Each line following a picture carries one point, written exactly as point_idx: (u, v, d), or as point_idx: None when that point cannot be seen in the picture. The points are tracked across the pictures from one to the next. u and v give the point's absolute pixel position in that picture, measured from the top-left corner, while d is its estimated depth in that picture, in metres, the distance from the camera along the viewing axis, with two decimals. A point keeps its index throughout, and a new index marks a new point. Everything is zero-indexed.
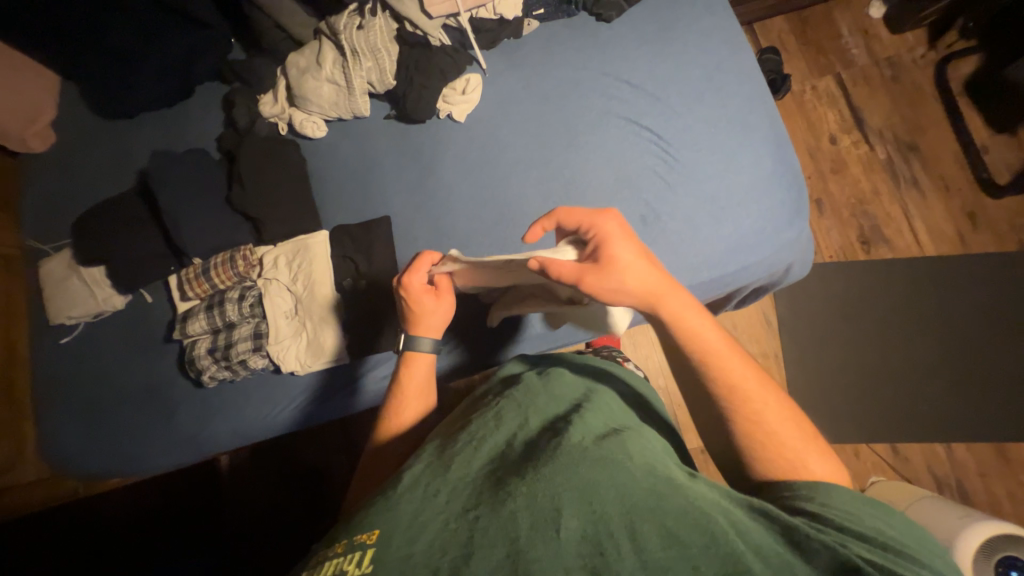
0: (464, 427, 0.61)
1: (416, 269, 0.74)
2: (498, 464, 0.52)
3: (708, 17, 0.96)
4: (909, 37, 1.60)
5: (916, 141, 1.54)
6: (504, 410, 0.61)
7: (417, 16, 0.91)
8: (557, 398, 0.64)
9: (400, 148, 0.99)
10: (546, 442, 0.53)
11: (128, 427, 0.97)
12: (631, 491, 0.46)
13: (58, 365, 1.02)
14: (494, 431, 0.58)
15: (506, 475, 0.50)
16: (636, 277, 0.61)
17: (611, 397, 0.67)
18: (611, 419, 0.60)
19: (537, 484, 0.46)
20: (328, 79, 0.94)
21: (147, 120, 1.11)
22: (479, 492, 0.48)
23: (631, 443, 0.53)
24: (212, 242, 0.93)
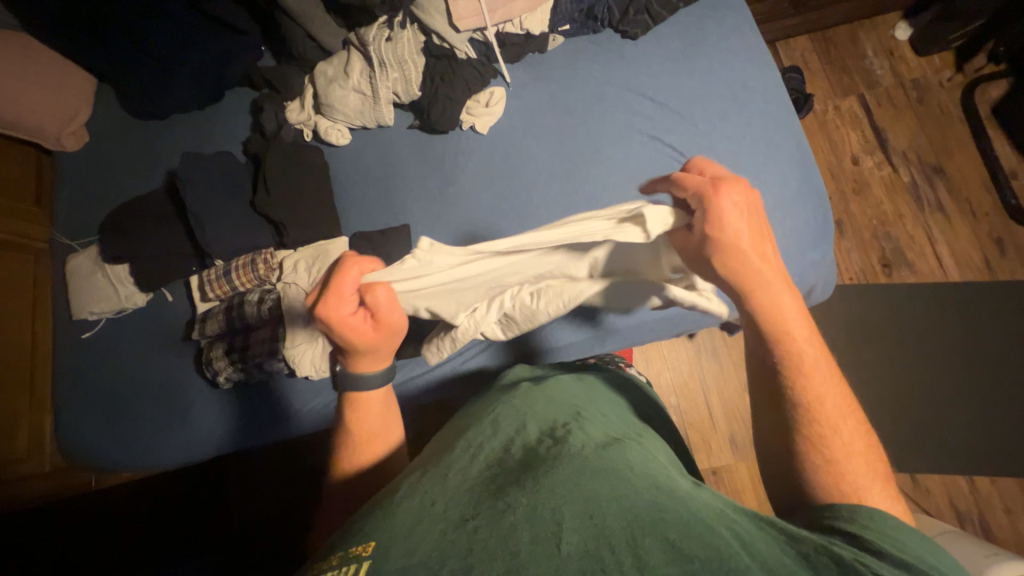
0: (464, 436, 0.62)
1: (343, 295, 0.58)
2: (495, 470, 0.53)
3: (734, 35, 0.96)
4: (935, 59, 1.59)
5: (941, 164, 1.52)
6: (501, 417, 0.62)
7: (445, 29, 0.92)
8: (556, 407, 0.65)
9: (422, 157, 1.00)
10: (548, 451, 0.53)
11: (141, 423, 0.98)
12: (633, 500, 0.45)
13: (78, 358, 1.03)
14: (491, 437, 0.59)
15: (504, 482, 0.49)
16: (749, 264, 0.54)
17: (609, 409, 0.67)
18: (608, 428, 0.61)
19: (538, 495, 0.46)
20: (355, 88, 0.96)
21: (177, 123, 1.14)
22: (477, 499, 0.47)
23: (631, 455, 0.53)
24: (235, 243, 0.94)
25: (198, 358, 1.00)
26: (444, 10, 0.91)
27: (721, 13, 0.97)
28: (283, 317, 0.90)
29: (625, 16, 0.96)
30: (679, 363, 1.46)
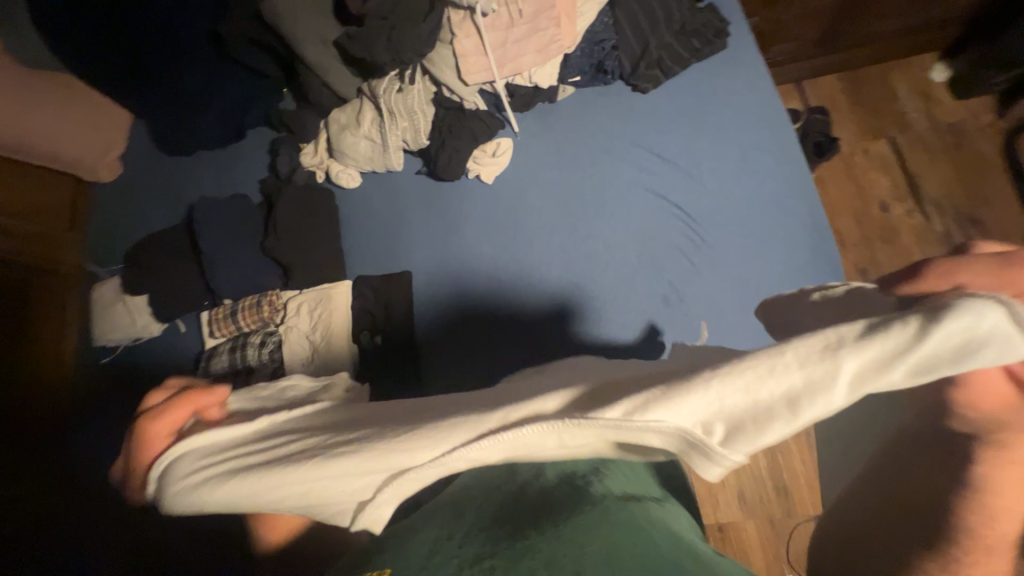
0: (490, 473, 0.60)
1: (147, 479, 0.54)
2: (512, 505, 0.51)
3: (748, 92, 0.93)
4: (975, 103, 1.51)
5: (980, 216, 1.43)
6: (520, 461, 0.61)
7: (454, 82, 0.93)
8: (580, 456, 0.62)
9: (426, 203, 1.01)
10: (567, 497, 0.52)
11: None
12: (651, 546, 0.43)
13: (93, 383, 1.08)
14: (507, 477, 0.57)
15: (527, 518, 0.48)
16: None
17: (630, 460, 0.66)
18: (632, 481, 0.59)
19: (557, 538, 0.44)
20: (366, 136, 0.99)
21: (202, 158, 1.19)
22: (494, 531, 0.46)
23: (654, 513, 0.51)
24: (242, 285, 0.97)
25: None
26: (452, 65, 0.92)
27: (736, 69, 0.95)
28: (283, 360, 0.92)
29: (636, 71, 0.94)
30: None
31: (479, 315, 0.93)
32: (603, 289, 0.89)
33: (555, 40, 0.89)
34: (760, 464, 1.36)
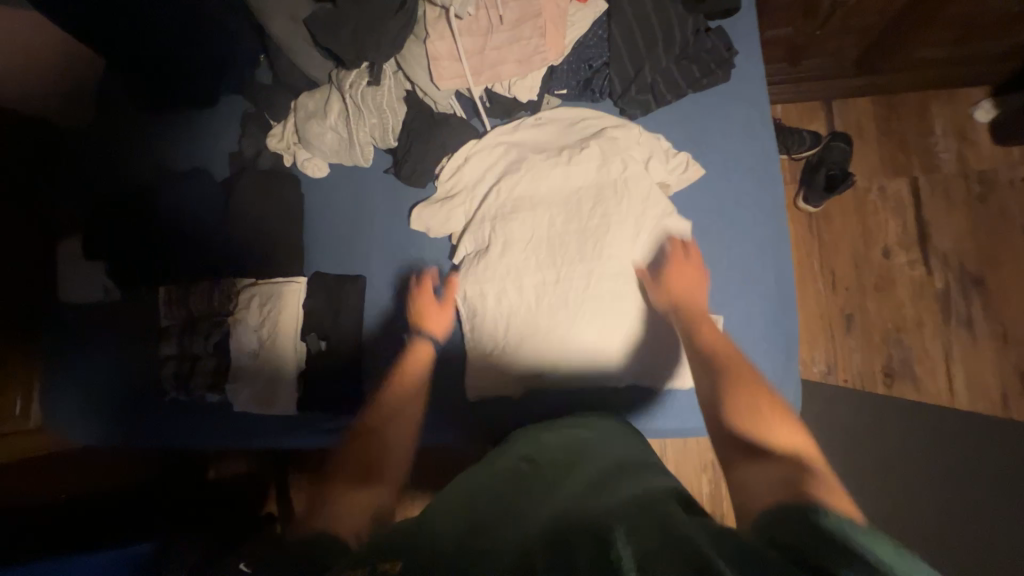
0: (480, 484, 0.60)
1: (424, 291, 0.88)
2: (515, 524, 0.50)
3: (740, 137, 0.86)
4: (1015, 152, 1.38)
5: (985, 276, 1.35)
6: (500, 470, 0.63)
7: (426, 84, 0.86)
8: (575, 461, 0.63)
9: (390, 206, 0.98)
10: (558, 500, 0.54)
11: (93, 417, 1.02)
12: (648, 541, 0.43)
13: (49, 340, 1.07)
14: (497, 487, 0.59)
15: (517, 537, 0.48)
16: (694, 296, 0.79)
17: (614, 439, 0.70)
18: (617, 462, 0.62)
19: (557, 535, 0.46)
20: (333, 128, 0.93)
21: (168, 120, 1.13)
22: (497, 558, 0.45)
23: (645, 490, 0.53)
24: (201, 266, 1.00)
25: (151, 371, 1.01)
26: (426, 65, 0.85)
27: (735, 108, 0.86)
28: (229, 351, 0.93)
29: (627, 93, 0.85)
30: None
31: None
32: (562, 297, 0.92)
33: (538, 51, 0.81)
34: (703, 492, 1.38)
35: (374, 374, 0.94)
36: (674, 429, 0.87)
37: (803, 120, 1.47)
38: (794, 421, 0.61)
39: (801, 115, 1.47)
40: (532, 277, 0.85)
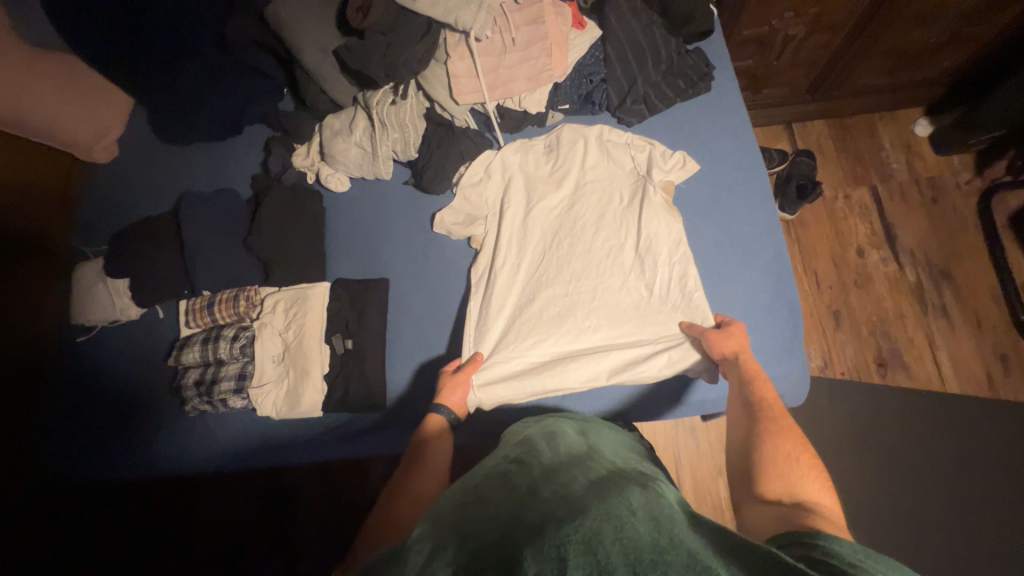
0: (474, 489, 0.61)
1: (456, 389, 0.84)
2: (509, 519, 0.53)
3: (726, 135, 0.97)
4: (955, 160, 1.56)
5: (950, 269, 1.48)
6: (495, 480, 0.63)
7: (445, 100, 0.97)
8: (566, 458, 0.66)
9: (411, 211, 1.04)
10: (550, 501, 0.54)
11: (101, 441, 1.00)
12: (634, 537, 0.46)
13: (67, 363, 1.06)
14: (495, 494, 0.59)
15: (511, 534, 0.50)
16: (746, 358, 0.80)
17: (615, 455, 0.70)
18: (609, 473, 0.62)
19: (542, 538, 0.47)
20: (357, 143, 1.01)
21: (194, 150, 1.20)
22: (485, 558, 0.47)
23: (635, 497, 0.53)
24: (223, 278, 1.02)
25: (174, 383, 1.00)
26: (445, 84, 0.95)
27: (719, 113, 0.98)
28: (254, 355, 0.93)
29: (623, 104, 0.97)
30: (656, 432, 1.43)
31: (446, 328, 0.96)
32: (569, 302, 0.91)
33: (546, 68, 0.92)
34: (723, 496, 1.36)
35: (398, 372, 0.94)
36: (694, 402, 0.89)
37: (770, 141, 1.64)
38: (826, 481, 0.65)
39: (767, 136, 1.65)
40: (554, 278, 0.92)
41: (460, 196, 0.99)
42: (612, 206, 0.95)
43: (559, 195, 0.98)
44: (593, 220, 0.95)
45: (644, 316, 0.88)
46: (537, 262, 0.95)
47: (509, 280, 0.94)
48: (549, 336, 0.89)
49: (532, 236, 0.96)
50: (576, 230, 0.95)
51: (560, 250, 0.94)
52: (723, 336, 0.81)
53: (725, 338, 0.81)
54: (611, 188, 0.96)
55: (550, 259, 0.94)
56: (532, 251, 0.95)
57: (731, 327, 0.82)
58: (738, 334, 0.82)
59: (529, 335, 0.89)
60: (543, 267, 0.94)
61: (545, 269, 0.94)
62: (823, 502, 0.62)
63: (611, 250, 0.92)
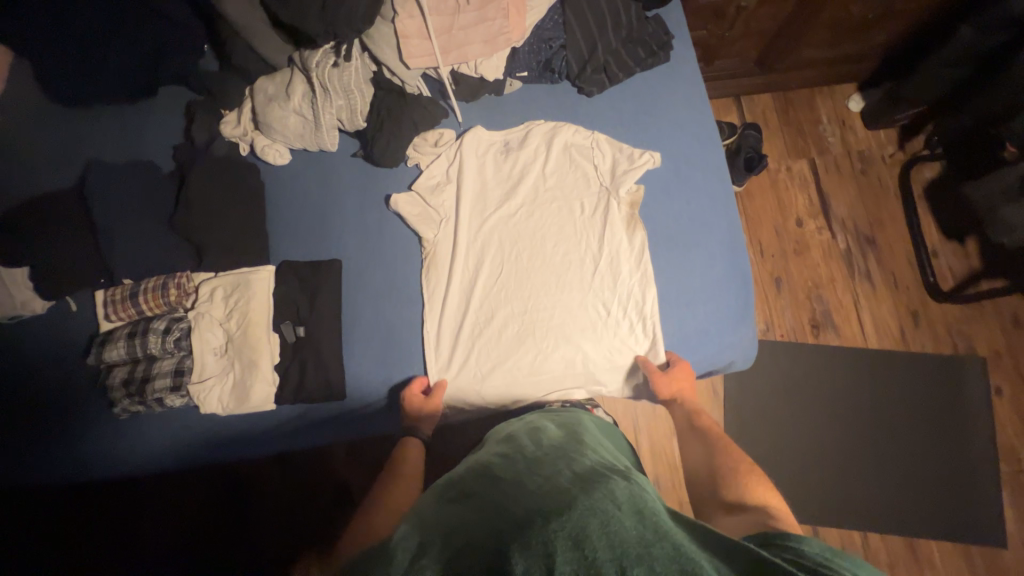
0: (459, 481, 0.61)
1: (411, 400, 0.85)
2: (497, 511, 0.52)
3: (684, 107, 0.97)
4: (882, 134, 1.68)
5: (874, 236, 1.61)
6: (482, 471, 0.62)
7: (394, 64, 0.89)
8: (547, 449, 0.67)
9: (361, 185, 0.97)
10: (538, 494, 0.54)
11: (12, 451, 0.88)
12: (620, 533, 0.46)
13: None
14: (480, 485, 0.59)
15: (499, 525, 0.49)
16: (684, 394, 0.86)
17: (599, 446, 0.71)
18: (595, 464, 0.62)
19: (528, 530, 0.47)
20: (296, 110, 0.91)
21: (96, 114, 1.03)
22: (473, 549, 0.47)
23: (620, 491, 0.53)
24: (146, 264, 0.90)
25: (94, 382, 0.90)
26: (394, 45, 0.87)
27: (677, 84, 0.98)
28: (192, 348, 0.85)
29: (583, 72, 0.94)
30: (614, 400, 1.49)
31: (405, 312, 0.91)
32: (530, 312, 0.90)
33: (502, 32, 0.87)
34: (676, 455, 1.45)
35: (356, 358, 0.89)
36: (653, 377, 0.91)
37: (720, 114, 1.68)
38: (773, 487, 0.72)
39: (718, 109, 1.69)
40: (514, 289, 0.91)
41: (416, 192, 0.94)
42: (575, 219, 0.93)
43: (518, 199, 0.94)
44: (554, 227, 0.93)
45: (606, 335, 0.89)
46: (496, 272, 0.92)
47: (469, 289, 0.91)
48: (510, 352, 0.88)
49: (490, 246, 0.93)
50: (536, 239, 0.92)
51: (519, 260, 0.92)
52: (669, 374, 0.85)
53: (671, 373, 0.85)
54: (574, 192, 0.94)
55: (509, 269, 0.92)
56: (492, 262, 0.92)
57: (676, 363, 0.86)
58: (683, 373, 0.86)
59: (490, 348, 0.89)
60: (502, 277, 0.91)
61: (505, 280, 0.91)
62: (772, 504, 0.68)
63: (573, 260, 0.91)
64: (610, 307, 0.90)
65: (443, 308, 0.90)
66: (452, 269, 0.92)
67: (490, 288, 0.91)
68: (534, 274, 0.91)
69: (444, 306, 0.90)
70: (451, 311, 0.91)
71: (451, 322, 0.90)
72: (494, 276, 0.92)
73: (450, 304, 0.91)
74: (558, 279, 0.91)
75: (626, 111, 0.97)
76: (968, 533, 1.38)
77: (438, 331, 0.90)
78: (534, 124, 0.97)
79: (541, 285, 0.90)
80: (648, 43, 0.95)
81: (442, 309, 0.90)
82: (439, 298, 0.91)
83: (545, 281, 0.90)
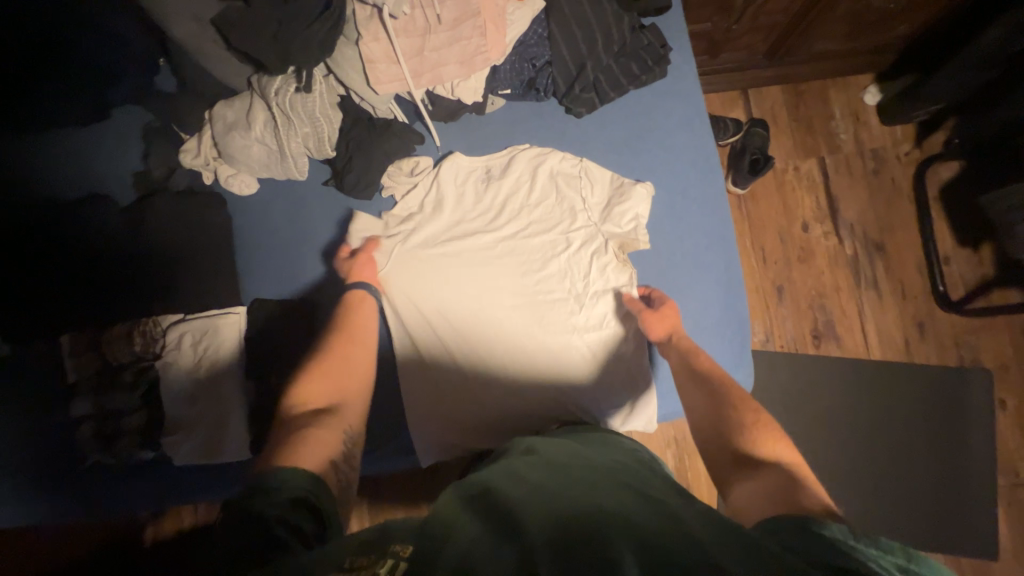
0: (478, 475, 0.58)
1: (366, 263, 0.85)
2: (513, 514, 0.47)
3: (681, 131, 0.89)
4: (898, 130, 1.57)
5: (883, 241, 1.54)
6: (502, 466, 0.59)
7: (363, 89, 0.81)
8: (576, 462, 0.60)
9: (334, 219, 0.91)
10: (560, 494, 0.51)
11: None
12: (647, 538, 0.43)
13: None
14: (502, 477, 0.56)
15: (519, 525, 0.46)
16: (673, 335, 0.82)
17: (621, 449, 0.67)
18: (617, 473, 0.58)
19: (552, 531, 0.44)
20: (259, 140, 0.84)
21: (45, 137, 0.95)
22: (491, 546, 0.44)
23: (643, 502, 0.50)
24: (108, 311, 0.86)
25: (55, 441, 0.84)
26: (360, 69, 0.79)
27: (673, 103, 0.90)
28: (162, 400, 0.82)
29: (571, 92, 0.86)
30: None
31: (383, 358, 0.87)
32: (517, 352, 0.85)
33: (480, 51, 0.78)
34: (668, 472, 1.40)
35: None
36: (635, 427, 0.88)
37: (725, 108, 1.56)
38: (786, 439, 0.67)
39: (723, 102, 1.57)
40: (501, 325, 0.85)
41: (389, 225, 0.89)
42: (561, 251, 0.87)
43: (502, 232, 0.88)
44: (539, 260, 0.87)
45: (596, 372, 0.85)
46: (482, 308, 0.86)
47: (452, 328, 0.85)
48: (495, 392, 0.83)
49: (473, 281, 0.86)
50: (522, 272, 0.87)
51: (505, 296, 0.86)
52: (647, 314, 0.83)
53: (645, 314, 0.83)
54: (561, 222, 0.88)
55: (493, 307, 0.86)
56: (475, 300, 0.86)
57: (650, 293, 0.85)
58: (661, 312, 0.83)
59: (475, 391, 0.84)
60: (487, 314, 0.85)
61: (489, 318, 0.85)
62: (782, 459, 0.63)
63: (561, 294, 0.86)
64: (599, 342, 0.86)
65: (425, 350, 0.85)
66: (434, 308, 0.86)
67: (474, 326, 0.85)
68: (519, 311, 0.86)
69: (426, 348, 0.85)
70: (434, 356, 0.85)
71: (435, 367, 0.85)
72: (478, 313, 0.86)
73: (432, 344, 0.85)
74: (546, 315, 0.86)
75: (616, 133, 0.89)
76: (961, 545, 1.38)
77: (420, 377, 0.84)
78: (516, 150, 0.90)
79: (527, 322, 0.85)
80: (642, 55, 0.86)
81: (423, 350, 0.85)
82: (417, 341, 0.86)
83: (532, 317, 0.86)
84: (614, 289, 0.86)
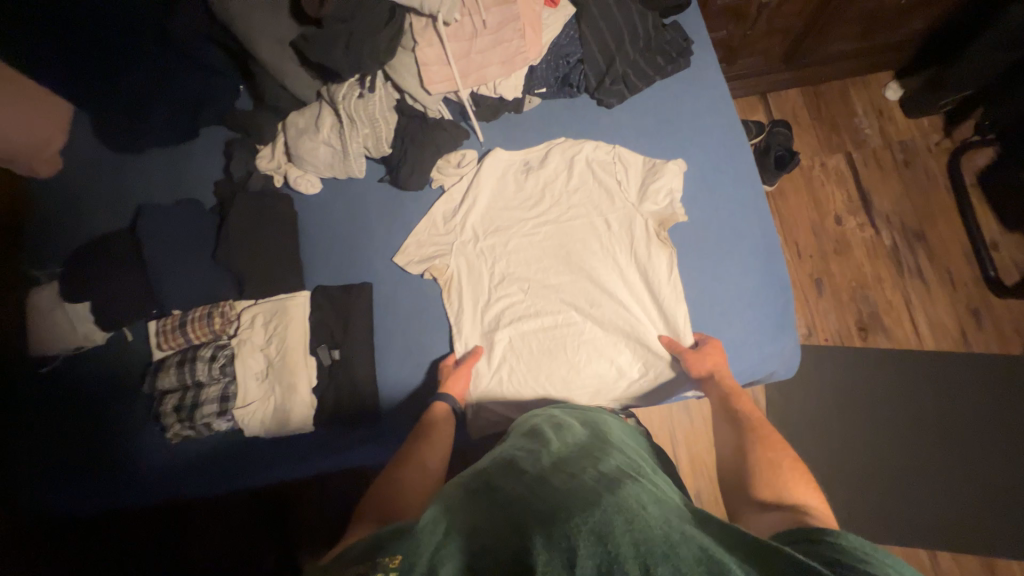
0: (483, 471, 0.59)
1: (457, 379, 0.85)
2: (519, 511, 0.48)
3: (708, 114, 0.95)
4: (925, 122, 1.59)
5: (924, 230, 1.51)
6: (506, 460, 0.60)
7: (416, 91, 0.92)
8: (575, 450, 0.61)
9: (388, 211, 1.00)
10: (563, 485, 0.51)
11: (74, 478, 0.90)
12: (646, 529, 0.44)
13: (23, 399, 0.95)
14: (506, 473, 0.57)
15: (519, 522, 0.47)
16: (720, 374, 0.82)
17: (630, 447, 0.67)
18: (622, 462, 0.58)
19: (554, 523, 0.45)
20: (325, 142, 0.95)
21: (146, 156, 1.10)
22: (493, 546, 0.44)
23: (643, 495, 0.50)
24: (191, 295, 0.97)
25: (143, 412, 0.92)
26: (415, 73, 0.91)
27: (698, 89, 0.96)
28: (235, 375, 0.89)
29: (601, 85, 0.95)
30: (648, 414, 1.40)
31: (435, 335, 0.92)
32: (559, 324, 0.90)
33: (519, 52, 0.88)
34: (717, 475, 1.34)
35: (385, 380, 0.91)
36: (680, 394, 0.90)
37: (747, 113, 1.62)
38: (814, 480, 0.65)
39: (745, 108, 1.63)
40: (542, 301, 0.91)
41: (437, 214, 0.97)
42: (598, 232, 0.92)
43: (541, 217, 0.95)
44: (576, 242, 0.92)
45: (636, 341, 0.88)
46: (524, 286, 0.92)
47: (498, 303, 0.92)
48: (540, 360, 0.88)
49: (516, 261, 0.93)
50: (560, 252, 0.92)
51: (545, 275, 0.92)
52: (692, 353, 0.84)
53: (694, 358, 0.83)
54: (596, 205, 0.94)
55: (536, 283, 0.92)
56: (517, 282, 0.92)
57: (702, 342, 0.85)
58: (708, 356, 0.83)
59: (521, 359, 0.89)
60: (529, 291, 0.92)
61: (532, 293, 0.91)
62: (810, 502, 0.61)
63: (598, 271, 0.90)
64: (638, 313, 0.89)
65: (475, 322, 0.92)
66: (481, 286, 0.94)
67: (518, 301, 0.92)
68: (560, 287, 0.91)
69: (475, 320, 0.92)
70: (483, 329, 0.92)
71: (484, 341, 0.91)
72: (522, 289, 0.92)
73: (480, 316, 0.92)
74: (585, 292, 0.90)
75: (646, 119, 0.96)
76: None
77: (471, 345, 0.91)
78: (552, 142, 0.98)
79: (566, 297, 0.90)
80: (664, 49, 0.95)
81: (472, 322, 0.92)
82: (466, 316, 0.92)
83: (571, 293, 0.90)
84: (650, 264, 0.89)
